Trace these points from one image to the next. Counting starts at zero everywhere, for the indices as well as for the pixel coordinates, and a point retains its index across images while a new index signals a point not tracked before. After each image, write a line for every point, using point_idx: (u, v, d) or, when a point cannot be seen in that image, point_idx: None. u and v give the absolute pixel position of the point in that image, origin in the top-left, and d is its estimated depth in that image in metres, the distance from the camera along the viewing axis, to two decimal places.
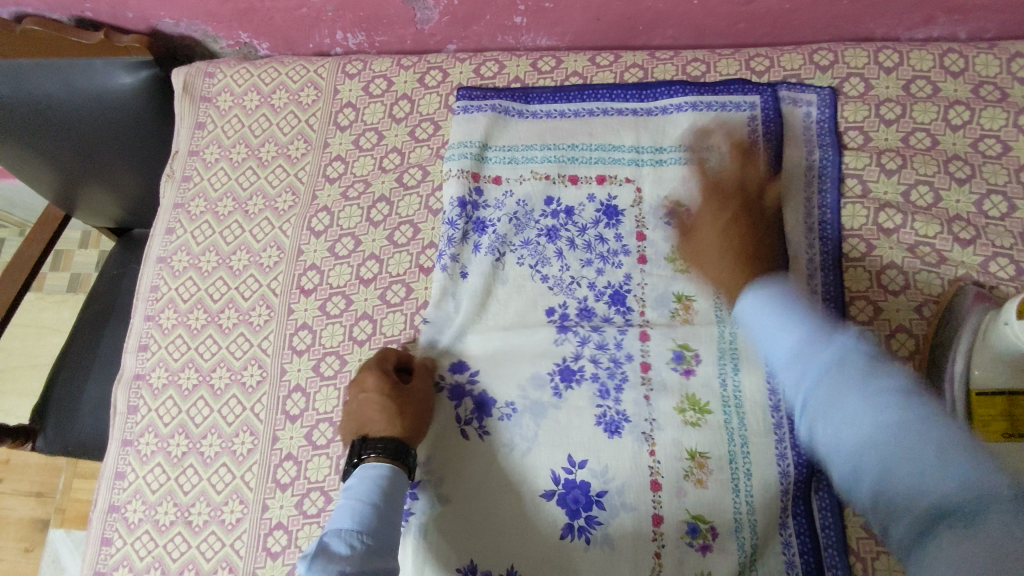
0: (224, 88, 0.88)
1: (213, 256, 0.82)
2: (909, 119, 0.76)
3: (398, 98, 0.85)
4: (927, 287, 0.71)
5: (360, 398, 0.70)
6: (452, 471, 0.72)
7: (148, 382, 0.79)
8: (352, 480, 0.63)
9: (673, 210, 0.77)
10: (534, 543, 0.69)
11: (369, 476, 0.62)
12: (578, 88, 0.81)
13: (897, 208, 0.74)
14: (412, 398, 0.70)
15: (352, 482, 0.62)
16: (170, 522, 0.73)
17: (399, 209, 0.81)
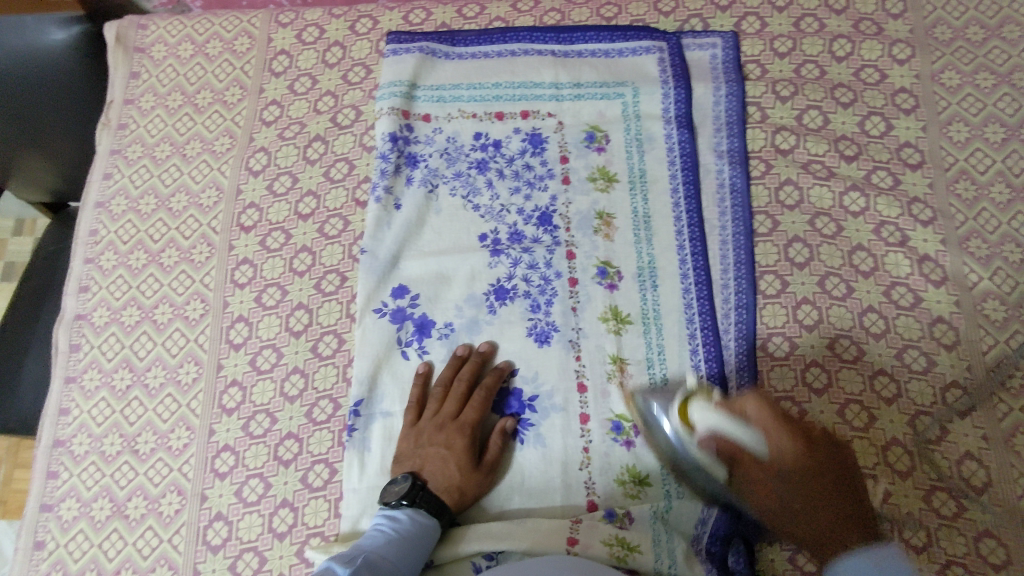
0: (158, 39, 0.91)
1: (152, 199, 0.84)
2: (800, 52, 0.84)
3: (330, 45, 0.89)
4: (819, 201, 0.78)
5: (439, 442, 0.69)
6: (394, 391, 0.74)
7: (89, 321, 0.80)
8: (400, 518, 0.64)
9: (592, 135, 0.83)
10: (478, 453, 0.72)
11: (413, 513, 0.64)
12: (501, 31, 0.87)
13: (791, 131, 0.81)
14: (479, 467, 0.69)
15: (401, 515, 0.64)
16: (117, 452, 0.75)
17: (334, 147, 0.84)
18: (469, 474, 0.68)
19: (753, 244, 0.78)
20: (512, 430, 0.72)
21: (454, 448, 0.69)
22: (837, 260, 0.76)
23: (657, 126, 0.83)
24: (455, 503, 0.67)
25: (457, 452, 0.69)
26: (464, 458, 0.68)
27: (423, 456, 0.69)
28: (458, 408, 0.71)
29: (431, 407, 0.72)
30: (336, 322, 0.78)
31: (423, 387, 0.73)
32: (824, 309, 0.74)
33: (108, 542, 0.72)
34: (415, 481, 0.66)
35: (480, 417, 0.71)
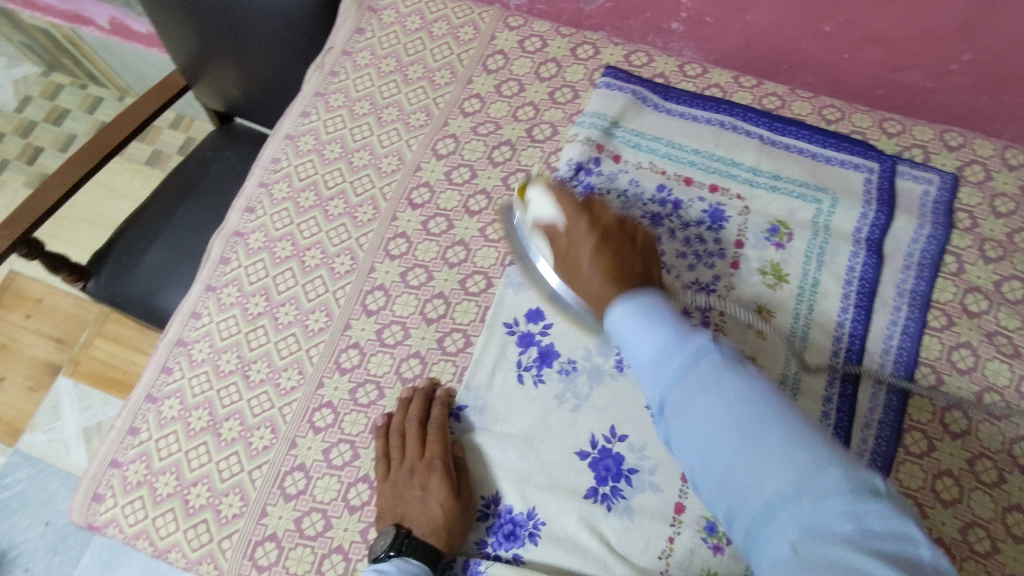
0: (392, 5, 0.95)
1: (338, 148, 0.87)
2: (1020, 217, 0.79)
3: (548, 59, 0.91)
4: (994, 375, 0.72)
5: (414, 485, 0.68)
6: (492, 393, 0.73)
7: (245, 241, 0.84)
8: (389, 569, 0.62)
9: (776, 228, 0.80)
10: (559, 498, 0.69)
11: (402, 563, 0.62)
12: (716, 102, 0.87)
13: (985, 295, 0.76)
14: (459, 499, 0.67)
15: (388, 568, 0.62)
16: (230, 371, 0.77)
17: (520, 156, 0.85)
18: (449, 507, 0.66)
19: (907, 394, 0.72)
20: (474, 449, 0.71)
21: (426, 488, 0.67)
22: (995, 444, 0.69)
23: (845, 243, 0.79)
24: (446, 542, 0.65)
25: (432, 491, 0.67)
26: (438, 492, 0.66)
27: (403, 506, 0.67)
28: (421, 446, 0.70)
29: (396, 454, 0.70)
30: (469, 322, 0.77)
31: (384, 439, 0.71)
32: (966, 490, 0.68)
33: (194, 453, 0.74)
34: (399, 530, 0.65)
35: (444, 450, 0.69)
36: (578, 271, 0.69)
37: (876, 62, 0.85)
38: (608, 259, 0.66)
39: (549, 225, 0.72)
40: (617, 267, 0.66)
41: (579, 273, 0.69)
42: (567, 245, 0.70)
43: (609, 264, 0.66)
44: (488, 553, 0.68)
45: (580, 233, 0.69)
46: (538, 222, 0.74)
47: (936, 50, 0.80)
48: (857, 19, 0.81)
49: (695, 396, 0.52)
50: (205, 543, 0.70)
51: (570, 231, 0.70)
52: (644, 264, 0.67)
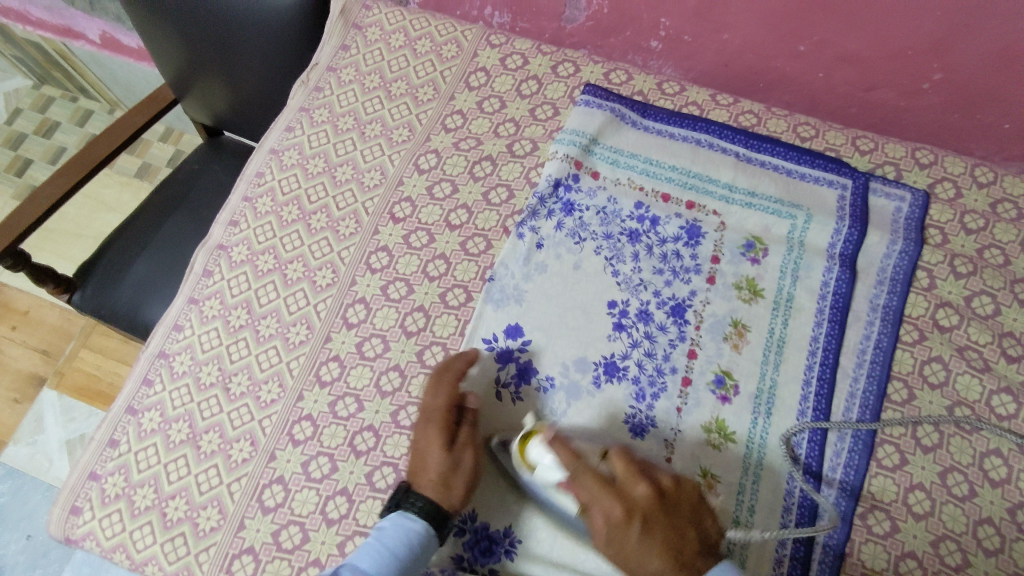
0: (377, 23, 0.97)
1: (321, 162, 0.89)
2: (989, 233, 0.81)
3: (529, 76, 0.92)
4: (965, 390, 0.73)
5: (421, 440, 0.68)
6: None
7: (228, 254, 0.85)
8: (388, 522, 0.63)
9: (752, 244, 0.81)
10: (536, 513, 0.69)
11: (398, 517, 0.63)
12: (693, 119, 0.89)
13: (956, 310, 0.77)
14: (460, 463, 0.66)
15: (385, 523, 0.63)
16: (210, 384, 0.78)
17: (501, 172, 0.87)
18: (446, 469, 0.65)
19: (880, 408, 0.73)
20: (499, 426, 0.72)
21: (431, 443, 0.67)
22: (966, 457, 0.70)
23: (819, 259, 0.80)
24: (445, 497, 0.65)
25: (432, 446, 0.66)
26: (440, 450, 0.66)
27: (412, 460, 0.68)
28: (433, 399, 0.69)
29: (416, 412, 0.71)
30: (448, 336, 0.78)
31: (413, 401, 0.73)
32: (937, 503, 0.68)
33: (174, 465, 0.74)
34: (400, 487, 0.66)
35: (450, 405, 0.68)
36: (622, 531, 0.62)
37: (850, 81, 0.87)
38: (655, 535, 0.62)
39: (563, 489, 0.65)
40: (671, 549, 0.61)
41: (606, 543, 0.63)
42: (600, 535, 0.63)
43: (661, 549, 0.61)
44: (465, 567, 0.68)
45: (612, 522, 0.62)
46: (548, 481, 0.66)
47: (907, 70, 0.82)
48: (830, 40, 0.83)
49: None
50: (182, 556, 0.70)
51: (591, 499, 0.63)
52: (699, 539, 0.64)
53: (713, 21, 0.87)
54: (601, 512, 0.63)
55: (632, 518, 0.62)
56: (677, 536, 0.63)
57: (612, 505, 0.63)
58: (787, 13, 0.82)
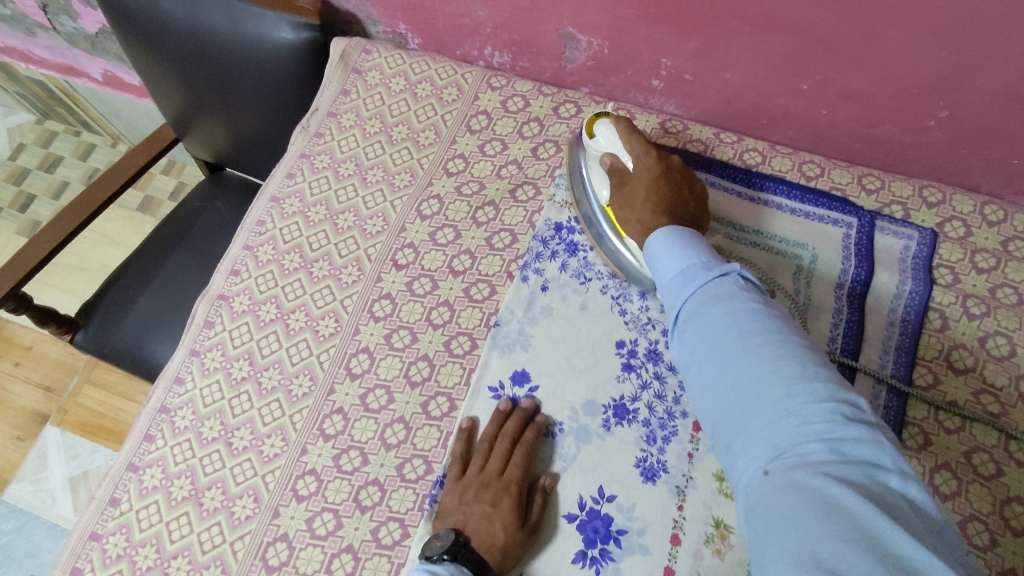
0: (377, 66, 0.97)
1: (323, 210, 0.88)
2: (1001, 273, 0.80)
3: (530, 118, 0.92)
4: (983, 435, 0.72)
5: (484, 499, 0.68)
6: None
7: (230, 304, 0.84)
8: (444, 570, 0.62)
9: (759, 285, 0.80)
10: (551, 561, 0.68)
11: (455, 569, 0.63)
12: (695, 157, 0.88)
13: (970, 352, 0.76)
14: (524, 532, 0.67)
15: (441, 570, 0.62)
16: (212, 439, 0.77)
17: (504, 216, 0.86)
18: (511, 537, 0.66)
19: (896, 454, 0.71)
20: (549, 488, 0.71)
21: (498, 508, 0.67)
22: (987, 505, 0.68)
23: (827, 298, 0.79)
24: (497, 566, 0.64)
25: (501, 511, 0.67)
26: (508, 516, 0.66)
27: (465, 514, 0.68)
28: (502, 465, 0.70)
29: (476, 462, 0.71)
30: (453, 385, 0.77)
31: (468, 443, 0.72)
32: None
33: (176, 524, 0.73)
34: (457, 537, 0.65)
35: (521, 474, 0.70)
36: (631, 189, 0.75)
37: (854, 118, 0.86)
38: (660, 183, 0.74)
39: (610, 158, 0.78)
40: (664, 194, 0.73)
41: (622, 206, 0.76)
42: (622, 203, 0.76)
43: (663, 191, 0.73)
44: None
45: (646, 170, 0.75)
46: (602, 154, 0.79)
47: (912, 108, 0.82)
48: (834, 78, 0.82)
49: (753, 362, 0.53)
50: None
51: (635, 165, 0.75)
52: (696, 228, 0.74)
53: (714, 61, 0.86)
54: (644, 183, 0.74)
55: (658, 162, 0.75)
56: (675, 201, 0.73)
57: (636, 186, 0.75)
58: (789, 53, 0.81)
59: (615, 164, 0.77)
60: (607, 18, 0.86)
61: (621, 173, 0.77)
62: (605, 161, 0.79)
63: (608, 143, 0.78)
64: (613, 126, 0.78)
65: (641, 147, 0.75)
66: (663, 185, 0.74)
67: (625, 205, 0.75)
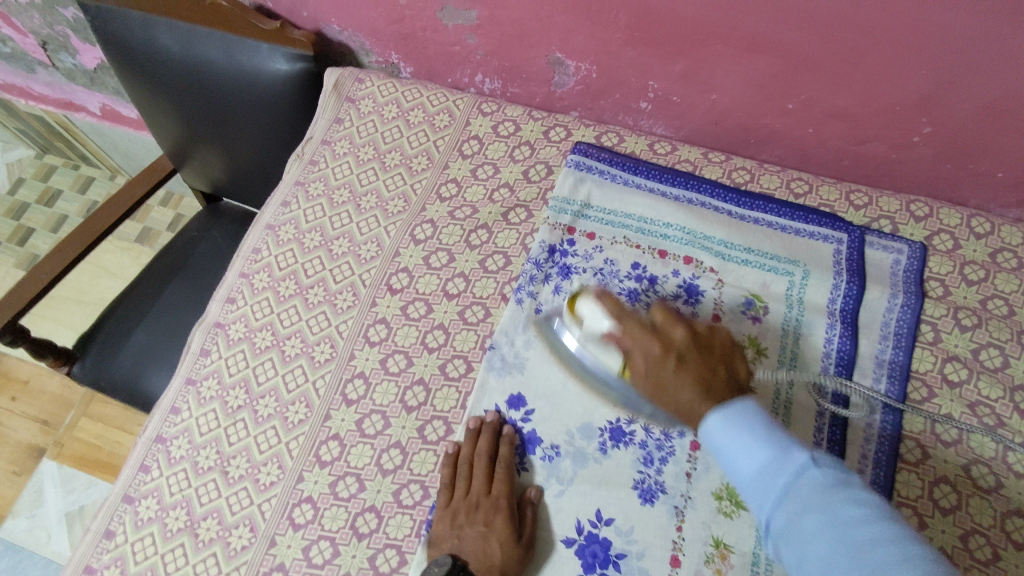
0: (369, 95, 0.98)
1: (317, 236, 0.89)
2: (991, 284, 0.80)
3: (521, 142, 0.93)
4: (980, 447, 0.71)
5: (476, 520, 0.69)
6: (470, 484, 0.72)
7: (225, 332, 0.84)
8: None
9: (751, 302, 0.81)
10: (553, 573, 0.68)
11: None
12: (684, 176, 0.89)
13: (964, 364, 0.76)
14: (521, 546, 0.67)
15: None
16: (208, 468, 0.76)
17: (497, 239, 0.87)
18: (510, 552, 0.66)
19: (894, 467, 0.71)
20: (536, 499, 0.71)
21: (492, 527, 0.68)
22: (987, 519, 0.68)
23: (820, 315, 0.80)
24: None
25: (495, 530, 0.67)
26: (502, 533, 0.67)
27: (460, 538, 0.68)
28: (488, 483, 0.71)
29: (462, 485, 0.71)
30: (449, 409, 0.77)
31: (452, 468, 0.73)
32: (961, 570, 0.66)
33: (171, 555, 0.72)
34: (454, 562, 0.65)
35: (508, 488, 0.70)
36: (658, 366, 0.64)
37: (840, 136, 0.88)
38: (687, 367, 0.63)
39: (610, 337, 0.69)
40: (701, 378, 0.62)
41: (644, 379, 0.65)
42: (639, 370, 0.65)
43: (698, 381, 0.62)
44: None
45: (648, 360, 0.65)
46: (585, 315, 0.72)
47: (896, 125, 0.83)
48: (818, 98, 0.84)
49: (807, 478, 0.51)
50: None
51: (633, 348, 0.66)
52: (731, 378, 0.64)
53: (701, 83, 0.88)
54: (649, 363, 0.64)
55: (667, 353, 0.64)
56: (709, 387, 0.62)
57: (646, 346, 0.65)
58: (773, 74, 0.83)
59: (618, 343, 0.68)
60: (594, 43, 0.88)
61: (622, 327, 0.67)
62: (597, 340, 0.70)
63: (584, 326, 0.72)
64: (597, 297, 0.71)
65: (643, 335, 0.66)
66: (696, 366, 0.63)
67: (653, 389, 0.64)
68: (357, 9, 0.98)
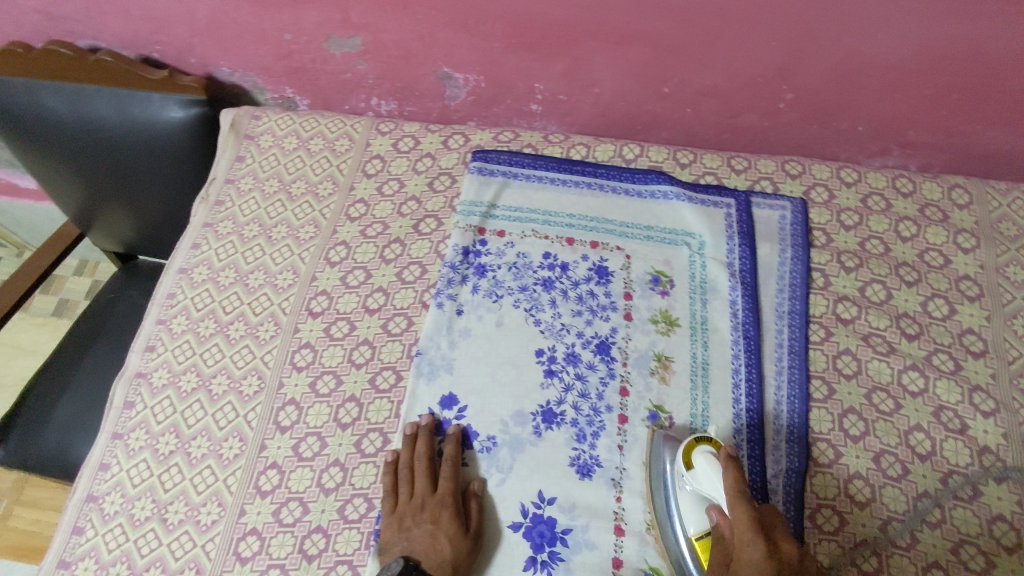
0: (267, 130, 1.00)
1: (232, 273, 0.90)
2: (866, 227, 0.88)
3: (423, 155, 0.97)
4: (878, 374, 0.78)
5: (424, 520, 0.70)
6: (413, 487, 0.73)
7: (148, 380, 0.84)
8: None
9: (657, 278, 0.85)
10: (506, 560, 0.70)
11: None
12: (581, 166, 0.94)
13: (853, 302, 0.83)
14: (471, 538, 0.69)
15: None
16: (145, 518, 0.75)
17: (411, 250, 0.89)
18: (461, 545, 0.68)
19: (805, 409, 0.76)
20: (481, 491, 0.73)
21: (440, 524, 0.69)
22: (893, 437, 0.74)
23: (722, 272, 0.85)
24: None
25: (443, 525, 0.69)
26: (451, 528, 0.69)
27: (409, 539, 0.69)
28: (431, 483, 0.72)
29: (405, 488, 0.72)
30: (383, 420, 0.78)
31: (393, 474, 0.74)
32: (877, 488, 0.72)
33: None
34: (407, 562, 0.66)
35: (452, 485, 0.72)
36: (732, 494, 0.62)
37: (715, 112, 0.95)
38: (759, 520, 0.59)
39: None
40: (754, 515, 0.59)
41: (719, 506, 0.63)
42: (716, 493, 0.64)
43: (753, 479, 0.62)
44: None
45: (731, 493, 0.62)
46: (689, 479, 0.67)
47: (765, 94, 0.90)
48: (690, 79, 0.90)
49: None
50: None
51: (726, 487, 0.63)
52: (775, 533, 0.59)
53: (582, 79, 0.94)
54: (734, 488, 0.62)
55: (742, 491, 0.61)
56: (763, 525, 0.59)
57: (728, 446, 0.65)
58: (645, 62, 0.89)
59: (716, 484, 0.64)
60: (476, 54, 0.93)
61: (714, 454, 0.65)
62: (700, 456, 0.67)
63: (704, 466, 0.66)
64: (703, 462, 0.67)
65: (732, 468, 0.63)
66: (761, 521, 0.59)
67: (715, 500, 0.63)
68: (244, 48, 1.00)
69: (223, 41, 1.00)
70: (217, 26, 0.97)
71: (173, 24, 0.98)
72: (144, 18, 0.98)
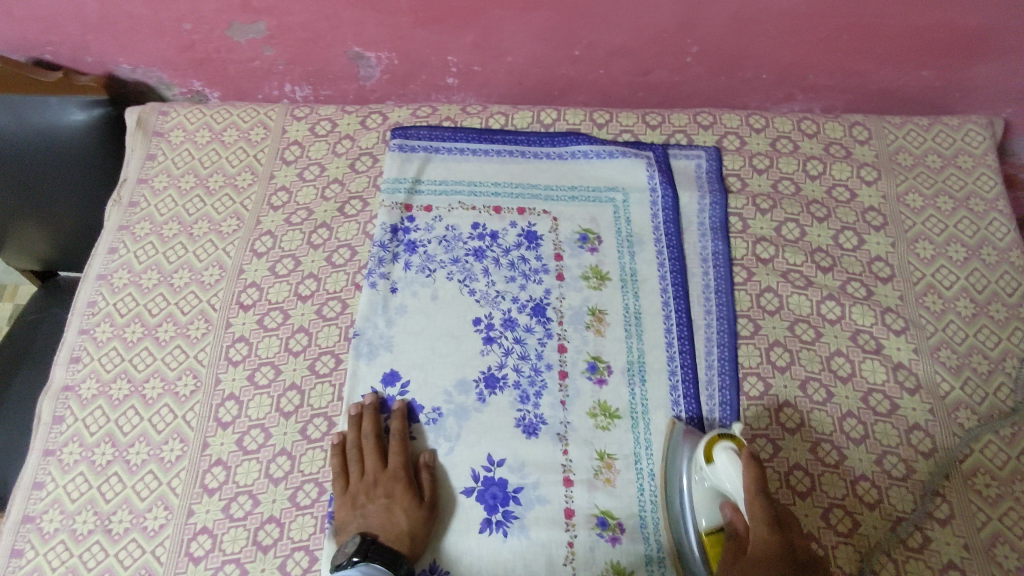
0: (177, 125, 0.97)
1: (155, 274, 0.87)
2: (777, 169, 0.92)
3: (342, 137, 0.96)
4: (798, 307, 0.82)
5: (377, 496, 0.71)
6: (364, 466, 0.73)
7: (77, 393, 0.81)
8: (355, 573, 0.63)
9: (585, 236, 0.87)
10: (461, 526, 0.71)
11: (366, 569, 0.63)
12: (501, 134, 0.95)
13: (770, 241, 0.86)
14: (425, 508, 0.70)
15: None
16: (88, 532, 0.73)
17: (338, 234, 0.89)
18: (416, 516, 0.69)
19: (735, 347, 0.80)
20: (431, 462, 0.74)
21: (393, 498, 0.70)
22: (816, 364, 0.78)
23: (647, 225, 0.88)
24: (411, 549, 0.68)
25: (397, 499, 0.70)
26: (404, 501, 0.70)
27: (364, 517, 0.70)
28: (382, 459, 0.73)
29: (355, 467, 0.73)
30: (327, 404, 0.78)
31: (343, 455, 0.74)
32: (806, 413, 0.75)
33: None
34: (363, 538, 0.66)
35: (403, 459, 0.73)
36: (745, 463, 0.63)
37: (627, 71, 0.97)
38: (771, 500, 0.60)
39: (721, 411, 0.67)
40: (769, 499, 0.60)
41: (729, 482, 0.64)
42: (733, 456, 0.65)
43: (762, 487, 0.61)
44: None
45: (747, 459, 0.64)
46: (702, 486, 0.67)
47: (671, 49, 0.92)
48: (597, 40, 0.92)
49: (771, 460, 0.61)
50: None
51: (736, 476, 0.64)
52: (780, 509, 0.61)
53: (493, 48, 0.94)
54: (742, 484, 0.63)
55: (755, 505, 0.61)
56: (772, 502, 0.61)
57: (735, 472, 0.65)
58: (552, 26, 0.90)
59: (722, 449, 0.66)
60: (385, 31, 0.92)
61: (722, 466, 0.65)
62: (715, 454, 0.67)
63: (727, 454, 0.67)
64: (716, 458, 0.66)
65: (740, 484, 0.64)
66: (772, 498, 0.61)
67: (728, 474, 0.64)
68: (143, 43, 0.96)
69: (119, 37, 0.96)
70: (110, 21, 0.93)
71: (62, 21, 0.94)
72: (31, 18, 0.93)
